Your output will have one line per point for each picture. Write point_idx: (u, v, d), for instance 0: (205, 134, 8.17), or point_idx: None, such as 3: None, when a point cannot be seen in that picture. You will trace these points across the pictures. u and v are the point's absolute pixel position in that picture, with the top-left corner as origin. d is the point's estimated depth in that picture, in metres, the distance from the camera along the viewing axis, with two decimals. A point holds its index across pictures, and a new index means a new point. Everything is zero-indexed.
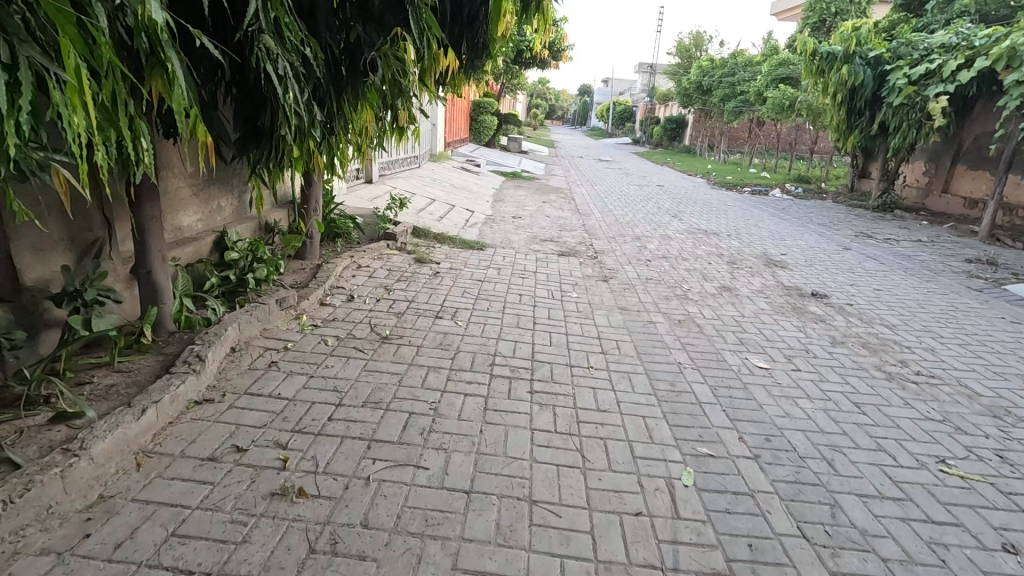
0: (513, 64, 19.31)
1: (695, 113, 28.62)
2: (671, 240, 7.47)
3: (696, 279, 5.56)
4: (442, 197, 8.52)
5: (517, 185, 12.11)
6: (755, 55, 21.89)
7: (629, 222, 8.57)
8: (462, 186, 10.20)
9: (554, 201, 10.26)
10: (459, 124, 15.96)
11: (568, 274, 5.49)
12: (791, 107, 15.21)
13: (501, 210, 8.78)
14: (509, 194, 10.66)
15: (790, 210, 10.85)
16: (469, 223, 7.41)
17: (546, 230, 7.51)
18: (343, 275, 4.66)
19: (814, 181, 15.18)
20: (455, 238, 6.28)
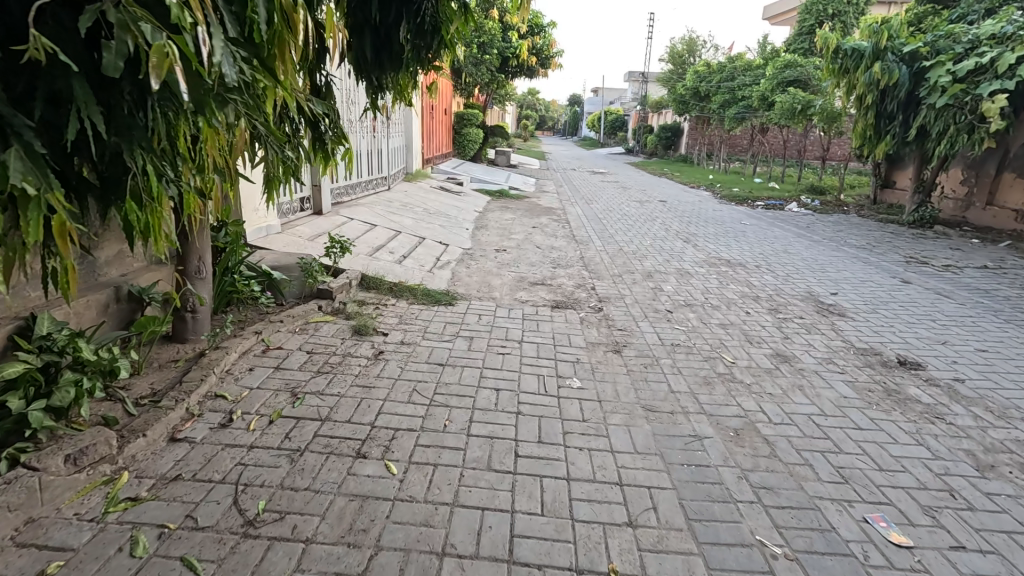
0: (499, 73, 18.06)
1: (691, 121, 27.47)
2: (691, 277, 6.05)
3: (739, 345, 4.12)
4: (410, 229, 7.06)
5: (504, 206, 10.69)
6: (754, 59, 20.77)
7: (637, 253, 7.15)
8: (438, 211, 8.76)
9: (545, 226, 8.82)
10: (440, 138, 14.59)
11: (567, 341, 4.04)
12: (802, 112, 13.91)
13: (483, 242, 7.34)
14: (495, 218, 9.25)
15: (817, 229, 9.49)
16: (440, 262, 5.96)
17: (537, 269, 6.07)
18: (234, 370, 3.11)
19: (831, 193, 13.84)
20: (416, 289, 4.82)
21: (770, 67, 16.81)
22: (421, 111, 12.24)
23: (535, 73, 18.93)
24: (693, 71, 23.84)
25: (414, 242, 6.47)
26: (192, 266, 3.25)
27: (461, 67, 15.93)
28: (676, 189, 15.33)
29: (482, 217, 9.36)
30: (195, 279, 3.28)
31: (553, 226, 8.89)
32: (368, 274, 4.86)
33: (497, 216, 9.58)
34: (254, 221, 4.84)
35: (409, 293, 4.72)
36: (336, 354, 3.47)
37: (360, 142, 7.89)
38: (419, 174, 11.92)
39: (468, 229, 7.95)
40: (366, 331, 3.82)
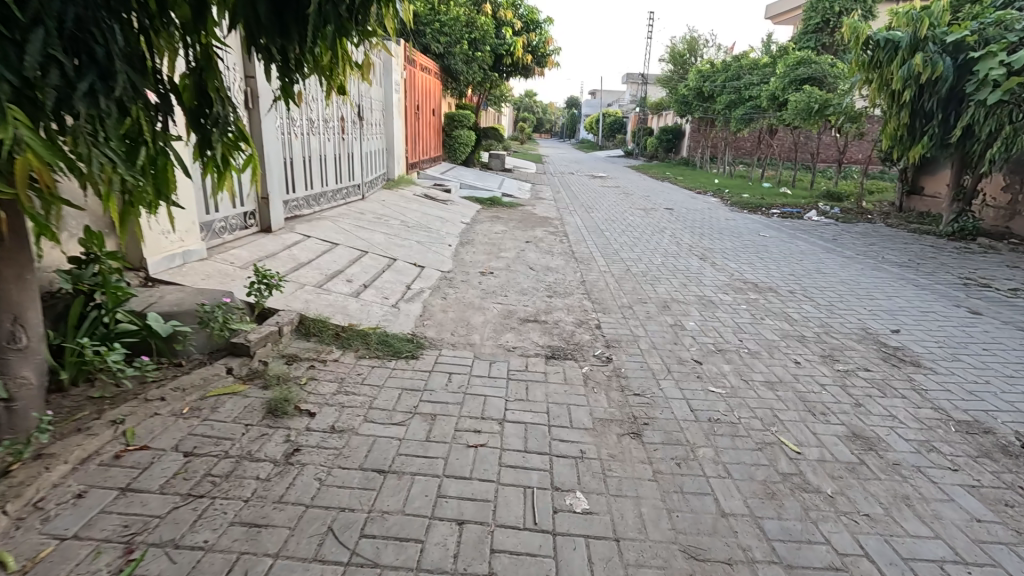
0: (492, 72, 17.04)
1: (693, 123, 26.54)
2: (716, 309, 4.98)
3: (797, 419, 3.05)
4: (380, 248, 5.99)
5: (494, 217, 9.63)
6: (761, 58, 19.80)
7: (646, 275, 6.10)
8: (417, 223, 7.69)
9: (540, 240, 7.76)
10: (428, 141, 13.55)
11: (564, 415, 2.96)
12: (818, 112, 12.86)
13: (467, 262, 6.27)
14: (482, 232, 8.19)
15: (845, 242, 8.46)
16: (410, 291, 4.89)
17: (528, 299, 5.01)
18: (52, 499, 2.01)
19: (849, 199, 12.82)
20: (369, 335, 3.74)
21: (781, 64, 15.81)
22: (404, 111, 11.14)
23: (530, 72, 17.80)
24: (696, 70, 22.88)
25: (381, 266, 5.40)
26: (2, 332, 2.15)
27: (451, 64, 14.89)
28: (682, 195, 14.28)
29: (468, 229, 8.29)
30: (8, 351, 2.18)
31: (549, 240, 7.83)
32: (309, 315, 3.78)
33: (485, 228, 8.51)
34: (163, 248, 3.81)
35: (358, 342, 3.65)
36: (226, 456, 2.36)
37: (324, 144, 6.81)
38: (403, 180, 10.85)
39: (450, 246, 6.88)
40: (284, 412, 2.73)
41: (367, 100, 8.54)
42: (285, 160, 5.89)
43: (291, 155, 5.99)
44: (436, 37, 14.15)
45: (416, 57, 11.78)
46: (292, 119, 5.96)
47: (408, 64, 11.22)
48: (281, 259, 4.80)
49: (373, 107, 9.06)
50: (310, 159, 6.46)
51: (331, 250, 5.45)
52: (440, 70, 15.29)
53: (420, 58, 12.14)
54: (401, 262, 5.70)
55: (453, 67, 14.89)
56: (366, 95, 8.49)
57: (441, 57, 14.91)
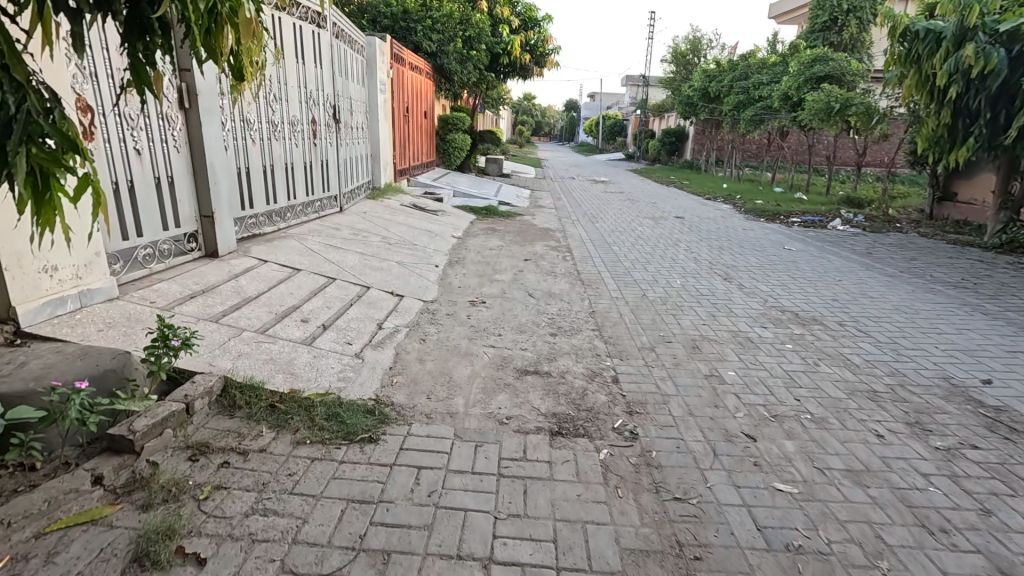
0: (489, 72, 16.17)
1: (697, 125, 25.69)
2: (755, 351, 4.08)
3: (911, 543, 2.14)
4: (352, 273, 5.09)
5: (490, 229, 8.73)
6: (770, 57, 18.95)
7: (665, 303, 5.20)
8: (401, 239, 6.79)
9: (541, 258, 6.86)
10: (419, 145, 12.67)
11: (579, 547, 2.04)
12: (838, 112, 11.95)
13: (456, 287, 5.37)
14: (475, 248, 7.29)
15: (882, 257, 7.56)
16: (382, 333, 3.98)
17: (527, 339, 4.10)
18: None
19: (871, 206, 11.96)
20: (316, 406, 2.82)
21: (794, 62, 14.93)
22: (391, 113, 10.27)
23: (529, 72, 16.87)
24: (701, 70, 22.03)
25: (349, 298, 4.49)
26: None
27: (444, 64, 14.02)
28: (691, 202, 13.39)
29: (460, 245, 7.40)
30: None
31: (550, 258, 6.93)
32: (237, 379, 2.86)
33: (479, 243, 7.61)
34: (47, 291, 2.92)
35: (299, 418, 2.72)
36: None
37: (291, 151, 5.92)
38: (390, 189, 9.96)
39: (436, 268, 5.98)
40: (155, 562, 1.80)
41: (347, 102, 7.68)
42: (240, 170, 5.00)
43: (247, 164, 5.11)
44: (429, 35, 13.15)
45: (404, 55, 10.90)
46: (247, 122, 5.06)
47: (395, 62, 10.34)
48: (222, 294, 3.90)
49: (355, 110, 8.18)
50: (273, 169, 5.57)
51: (290, 279, 4.55)
52: (432, 70, 14.36)
53: (410, 56, 11.25)
54: (376, 291, 4.79)
55: (446, 66, 14.02)
56: (346, 96, 7.62)
57: (433, 56, 13.98)
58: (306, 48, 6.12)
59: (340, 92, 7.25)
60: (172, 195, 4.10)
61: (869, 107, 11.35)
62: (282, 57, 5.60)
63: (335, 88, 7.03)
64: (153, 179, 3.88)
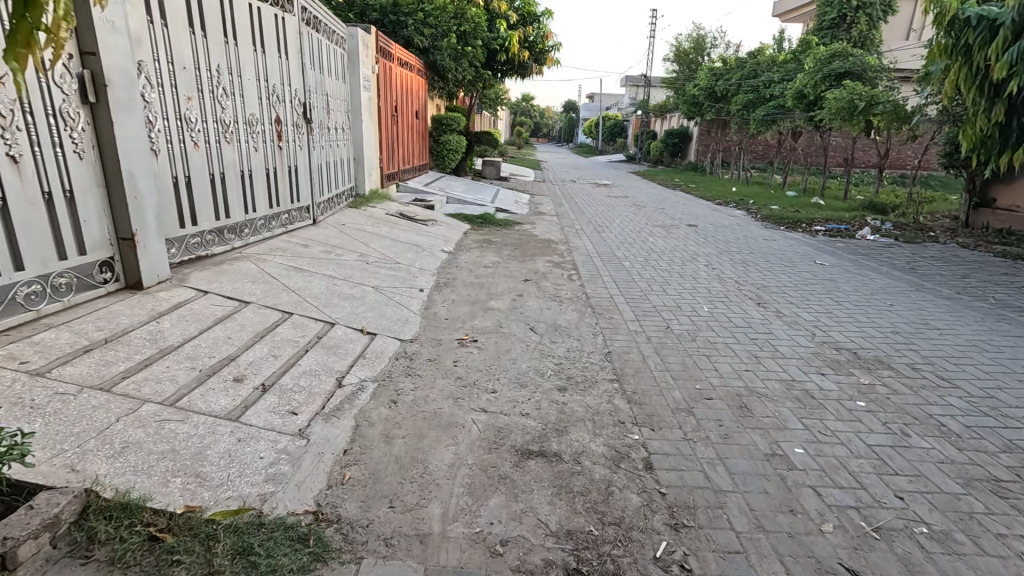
0: (486, 70, 15.27)
1: (702, 126, 24.84)
2: (819, 413, 3.19)
3: None
4: (314, 304, 4.20)
5: (485, 241, 7.85)
6: (780, 54, 18.09)
7: (695, 339, 4.31)
8: (381, 257, 5.89)
9: (543, 277, 5.98)
10: (410, 147, 11.77)
11: None
12: (862, 112, 11.08)
13: (442, 319, 4.48)
14: (467, 264, 6.42)
15: (929, 274, 6.68)
16: (341, 394, 3.07)
17: (528, 398, 3.20)
18: None
19: (897, 213, 11.14)
20: (220, 536, 1.92)
21: (810, 59, 14.07)
22: (377, 112, 9.36)
23: (527, 70, 15.95)
24: (707, 69, 21.16)
25: (305, 341, 3.58)
26: None
27: (437, 61, 13.17)
28: (702, 208, 12.52)
29: (450, 262, 6.50)
30: None
31: (553, 277, 6.04)
32: (105, 495, 1.95)
33: (473, 259, 6.72)
34: None
35: (188, 562, 1.81)
36: None
37: (249, 157, 5.02)
38: (376, 196, 9.07)
39: (421, 293, 5.09)
40: None
41: (325, 100, 6.79)
42: (177, 180, 4.09)
43: (189, 173, 4.21)
44: (420, 29, 12.27)
45: (392, 49, 10.03)
46: (186, 121, 4.15)
47: (382, 56, 9.45)
48: (131, 345, 2.99)
49: (335, 109, 7.28)
50: (226, 177, 4.67)
51: (232, 316, 3.63)
52: (425, 67, 13.48)
53: (398, 50, 10.38)
54: (341, 329, 3.89)
55: (439, 63, 13.17)
56: (322, 92, 6.73)
57: (425, 52, 13.09)
58: (268, 36, 5.22)
59: (314, 89, 6.35)
60: (73, 214, 3.20)
61: (896, 106, 10.48)
62: (234, 45, 4.70)
63: (308, 83, 6.12)
64: (40, 195, 2.98)
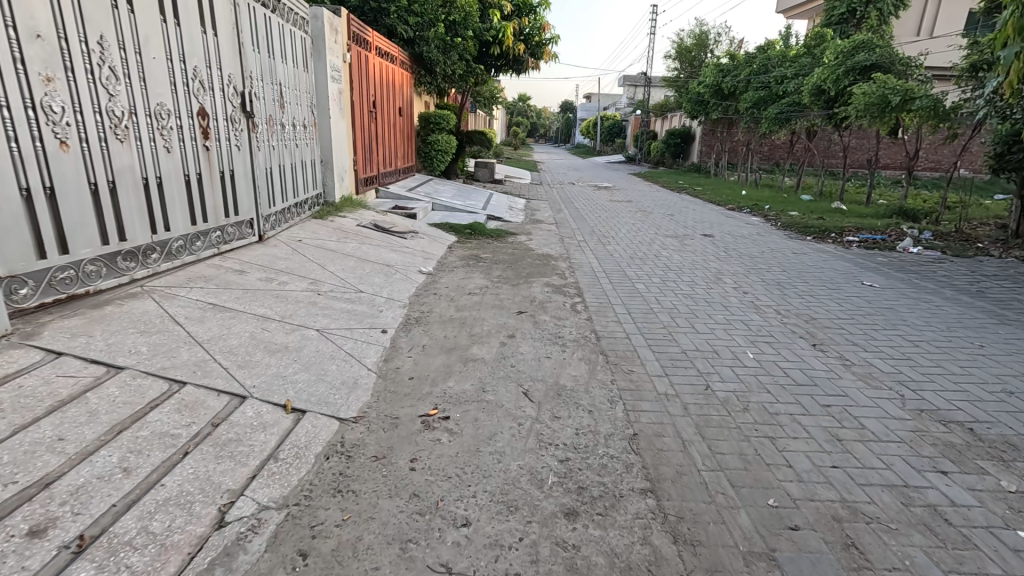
0: (478, 64, 14.14)
1: (706, 125, 23.77)
2: (972, 561, 2.04)
3: None
4: (225, 363, 3.04)
5: (472, 257, 6.70)
6: (793, 50, 17.02)
7: (747, 408, 3.17)
8: (338, 284, 4.73)
9: (540, 307, 4.85)
10: (393, 148, 10.60)
11: None
12: (895, 109, 9.98)
13: (405, 379, 3.33)
14: (449, 289, 5.28)
15: (1004, 300, 5.56)
16: (218, 543, 1.91)
17: (519, 541, 2.05)
18: None
19: (932, 220, 10.07)
20: None
21: (830, 52, 12.99)
22: (351, 108, 8.18)
23: (522, 64, 14.65)
24: (713, 65, 20.07)
25: (188, 435, 2.41)
26: None
27: (423, 53, 12.11)
28: (714, 214, 11.42)
29: (427, 287, 5.35)
30: None
31: (553, 306, 4.90)
32: None
33: (456, 282, 5.56)
34: None
35: None
36: None
37: (158, 160, 3.85)
38: (349, 204, 7.90)
39: (383, 336, 3.94)
40: None
41: (276, 89, 5.62)
42: (29, 194, 2.91)
43: (51, 183, 3.04)
44: (404, 17, 11.21)
45: (368, 36, 8.90)
46: (43, 110, 2.96)
47: (356, 42, 8.29)
48: None
49: (291, 102, 6.10)
50: (118, 186, 3.50)
51: (83, 394, 2.47)
52: (410, 60, 12.39)
53: (376, 38, 9.21)
54: (253, 405, 2.73)
55: (425, 55, 12.13)
56: (273, 80, 5.55)
57: (410, 43, 12.00)
58: (185, 4, 4.04)
59: (260, 75, 5.17)
60: None
61: (935, 101, 9.40)
62: (127, 11, 3.51)
63: (250, 69, 4.95)
64: None
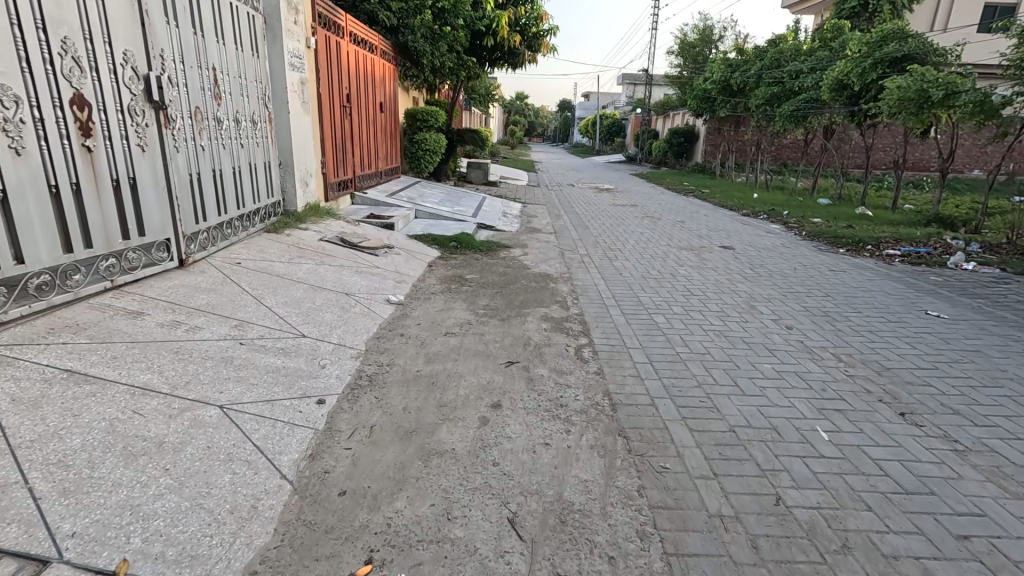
0: (470, 57, 13.01)
1: (712, 123, 22.70)
2: None
3: None
4: (43, 488, 1.93)
5: (455, 279, 5.61)
6: (808, 43, 15.93)
7: (848, 548, 2.08)
8: (274, 327, 3.65)
9: (535, 354, 3.76)
10: (372, 148, 9.45)
11: None
12: (934, 104, 8.90)
13: (334, 495, 2.24)
14: (422, 326, 4.19)
15: None
16: None
17: None
18: None
19: (975, 229, 9.00)
20: None
21: (854, 43, 11.90)
22: (317, 101, 7.03)
23: (518, 57, 13.46)
24: (721, 59, 18.98)
25: None
26: None
27: (407, 43, 10.99)
28: (729, 221, 10.34)
29: (394, 324, 4.26)
30: None
31: (551, 353, 3.82)
32: None
33: (431, 316, 4.48)
34: None
35: None
36: None
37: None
38: (315, 213, 6.81)
39: (319, 411, 2.85)
40: None
41: (207, 76, 4.51)
42: None
43: None
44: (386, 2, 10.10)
45: (340, 19, 7.80)
46: None
47: (323, 25, 7.17)
48: None
49: (231, 93, 5.00)
50: None
51: None
52: (394, 51, 11.28)
53: (349, 22, 8.07)
54: None
55: (411, 45, 11.01)
56: (201, 63, 4.41)
57: (393, 32, 10.90)
58: None
59: (178, 56, 4.06)
60: None
61: (984, 95, 8.32)
62: None
63: (159, 44, 3.82)
64: None
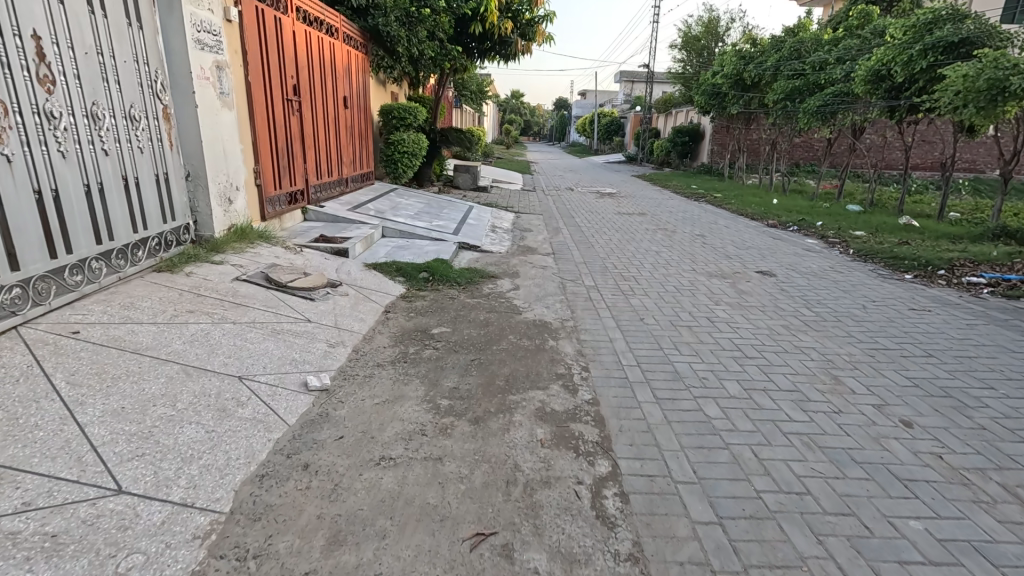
0: (455, 46, 11.39)
1: (720, 121, 21.16)
2: None
3: None
4: None
5: (416, 336, 4.04)
6: (831, 32, 14.41)
7: None
8: (66, 477, 2.07)
9: (525, 516, 2.20)
10: (332, 151, 7.82)
11: None
12: (1011, 96, 7.38)
13: None
14: (345, 443, 2.62)
15: None
16: None
17: None
18: None
19: None
20: None
21: (894, 27, 10.38)
22: (243, 89, 5.41)
23: (509, 47, 11.81)
24: (732, 51, 17.41)
25: None
26: None
27: (378, 27, 9.39)
28: (757, 236, 8.81)
29: (302, 435, 2.70)
30: None
31: (552, 507, 2.26)
32: None
33: (366, 416, 2.91)
34: None
35: None
36: None
37: None
38: (242, 238, 5.22)
39: None
40: None
41: (16, 46, 2.95)
42: None
43: None
44: None
45: None
46: None
47: None
48: None
49: (81, 75, 3.42)
50: None
51: None
52: (364, 36, 9.70)
53: None
54: None
55: (382, 29, 9.42)
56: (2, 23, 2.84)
57: (362, 13, 9.33)
58: None
59: None
60: None
61: None
62: None
63: None
64: None
